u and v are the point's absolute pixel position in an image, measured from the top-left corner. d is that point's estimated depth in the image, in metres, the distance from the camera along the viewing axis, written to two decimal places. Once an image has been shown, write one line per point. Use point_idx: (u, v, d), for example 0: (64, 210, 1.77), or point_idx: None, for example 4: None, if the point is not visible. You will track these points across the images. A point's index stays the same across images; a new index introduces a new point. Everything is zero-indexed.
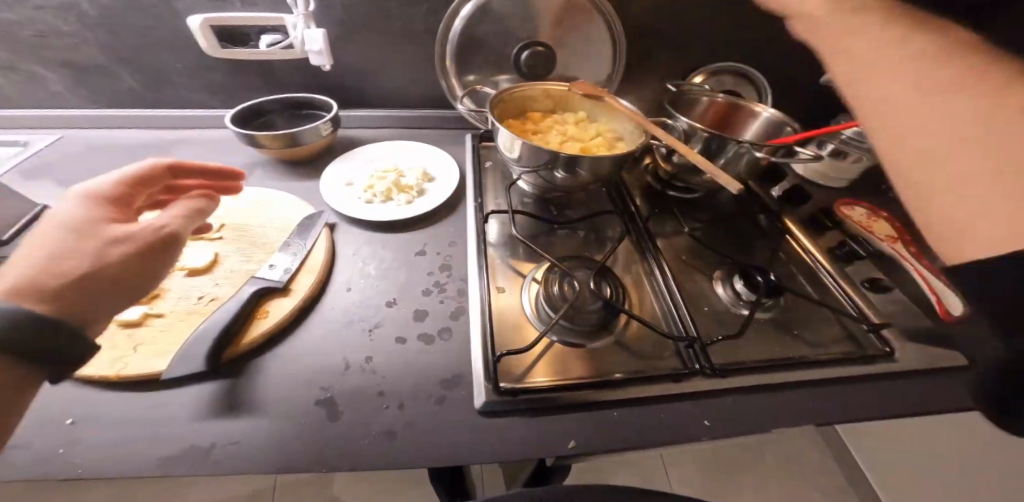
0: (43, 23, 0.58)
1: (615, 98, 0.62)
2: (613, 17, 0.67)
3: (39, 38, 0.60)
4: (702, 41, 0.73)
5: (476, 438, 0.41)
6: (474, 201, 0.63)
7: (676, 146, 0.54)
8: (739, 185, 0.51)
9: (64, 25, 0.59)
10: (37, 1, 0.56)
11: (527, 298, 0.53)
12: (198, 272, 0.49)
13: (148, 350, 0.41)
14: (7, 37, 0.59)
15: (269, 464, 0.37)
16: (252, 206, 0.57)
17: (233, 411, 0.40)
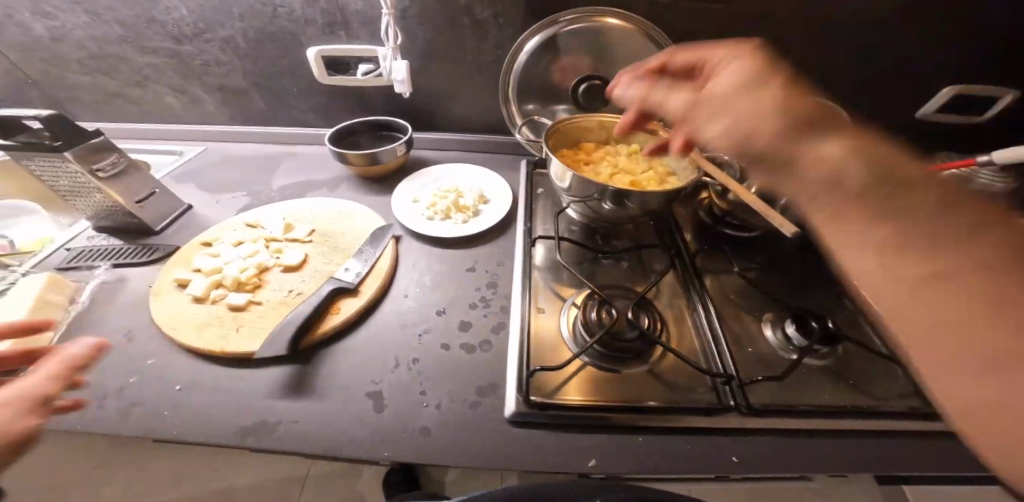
0: (210, 54, 0.71)
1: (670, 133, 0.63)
2: (674, 50, 0.69)
3: (205, 67, 0.73)
4: None
5: (504, 441, 0.45)
6: (524, 225, 0.68)
7: (729, 186, 0.53)
8: (795, 228, 0.49)
9: (224, 56, 0.72)
10: (209, 36, 0.69)
11: (565, 321, 0.56)
12: (292, 269, 0.58)
13: (247, 330, 0.50)
14: (183, 66, 0.73)
15: (328, 442, 0.44)
16: (337, 215, 0.67)
17: (301, 392, 0.48)
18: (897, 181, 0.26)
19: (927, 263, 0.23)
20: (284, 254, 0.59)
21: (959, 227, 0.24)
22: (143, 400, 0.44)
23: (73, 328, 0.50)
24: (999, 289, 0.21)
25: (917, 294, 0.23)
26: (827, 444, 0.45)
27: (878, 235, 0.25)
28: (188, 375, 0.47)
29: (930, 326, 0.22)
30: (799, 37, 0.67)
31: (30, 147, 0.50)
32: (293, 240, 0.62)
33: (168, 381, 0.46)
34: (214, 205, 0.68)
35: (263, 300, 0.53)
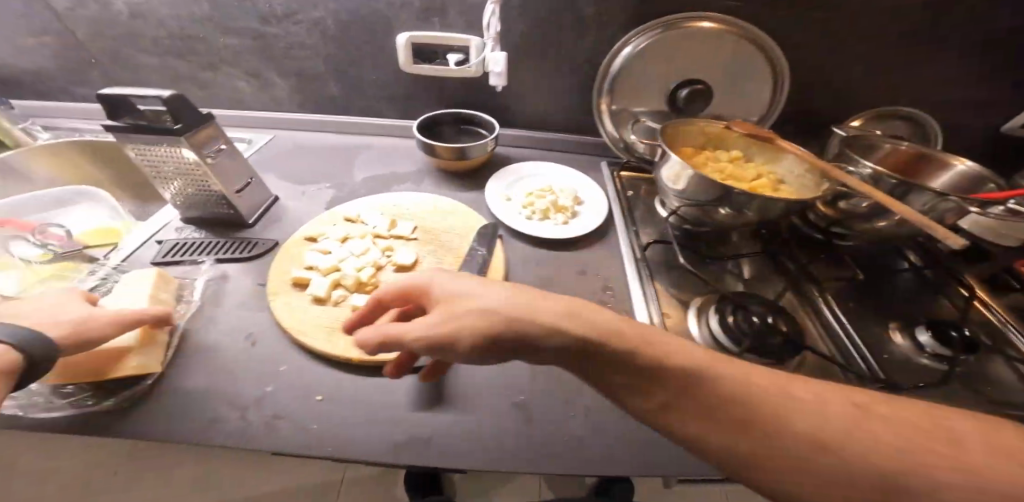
0: (296, 36, 0.67)
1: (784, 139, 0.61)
2: (781, 57, 0.68)
3: (287, 50, 0.69)
4: (869, 83, 0.71)
5: (665, 450, 0.44)
6: (628, 230, 0.68)
7: (874, 194, 0.52)
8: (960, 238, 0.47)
9: (310, 38, 0.68)
10: (298, 17, 0.65)
11: (697, 326, 0.55)
12: (404, 268, 0.55)
13: None
14: (265, 49, 0.69)
15: (487, 456, 0.42)
16: (437, 212, 0.63)
17: (444, 403, 0.46)
18: (454, 339, 0.33)
19: (763, 443, 0.28)
20: (395, 253, 0.55)
21: (814, 392, 0.30)
22: (287, 412, 0.41)
23: (191, 328, 0.45)
24: (775, 429, 0.28)
25: (824, 437, 0.27)
26: None
27: (673, 359, 0.31)
28: (328, 385, 0.45)
29: (796, 446, 0.27)
30: (899, 48, 0.67)
31: (144, 130, 0.45)
32: (399, 238, 0.58)
33: (309, 391, 0.43)
34: (301, 197, 0.64)
35: None
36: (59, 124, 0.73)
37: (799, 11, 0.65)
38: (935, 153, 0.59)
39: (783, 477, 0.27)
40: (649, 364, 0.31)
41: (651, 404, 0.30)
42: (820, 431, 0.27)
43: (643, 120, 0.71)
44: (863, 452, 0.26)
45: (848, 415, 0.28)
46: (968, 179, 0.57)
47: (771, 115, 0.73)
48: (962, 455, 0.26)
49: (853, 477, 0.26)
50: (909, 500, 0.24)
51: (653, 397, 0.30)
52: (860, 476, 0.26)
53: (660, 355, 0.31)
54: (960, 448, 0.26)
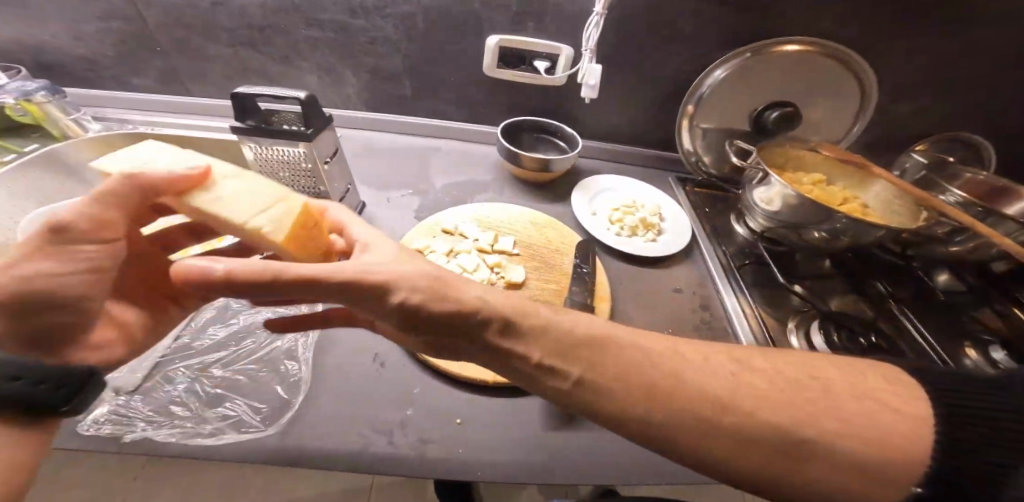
0: (379, 32, 0.63)
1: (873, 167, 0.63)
2: (873, 83, 0.70)
3: (367, 46, 0.65)
4: (937, 112, 0.74)
5: None
6: (711, 247, 0.68)
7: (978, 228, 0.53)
8: None
9: (394, 35, 0.64)
10: (384, 12, 0.61)
11: (797, 341, 0.55)
12: (515, 286, 0.53)
13: None
14: (344, 44, 0.64)
15: (630, 476, 0.41)
16: (532, 225, 0.62)
17: (576, 423, 0.44)
18: (432, 307, 0.31)
19: (713, 414, 0.28)
20: (507, 270, 0.53)
21: (698, 355, 0.31)
22: (431, 437, 0.41)
23: (319, 346, 0.46)
24: (682, 402, 0.29)
25: (672, 398, 0.29)
26: None
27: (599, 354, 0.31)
28: (462, 407, 0.44)
29: (701, 422, 0.28)
30: (971, 80, 0.70)
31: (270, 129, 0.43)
32: (503, 253, 0.56)
33: (446, 413, 0.43)
34: (388, 204, 0.61)
35: None
36: (107, 115, 0.68)
37: (889, 39, 0.66)
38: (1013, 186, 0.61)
39: (745, 456, 0.27)
40: (587, 349, 0.31)
41: (564, 384, 0.31)
42: (731, 394, 0.29)
43: (737, 142, 0.72)
44: (757, 407, 0.28)
45: (728, 374, 0.30)
46: None
47: (848, 137, 0.77)
48: (890, 418, 0.26)
49: (756, 438, 0.27)
50: (806, 452, 0.26)
51: (569, 377, 0.31)
52: (759, 435, 0.27)
53: (591, 333, 0.32)
54: (890, 412, 0.27)
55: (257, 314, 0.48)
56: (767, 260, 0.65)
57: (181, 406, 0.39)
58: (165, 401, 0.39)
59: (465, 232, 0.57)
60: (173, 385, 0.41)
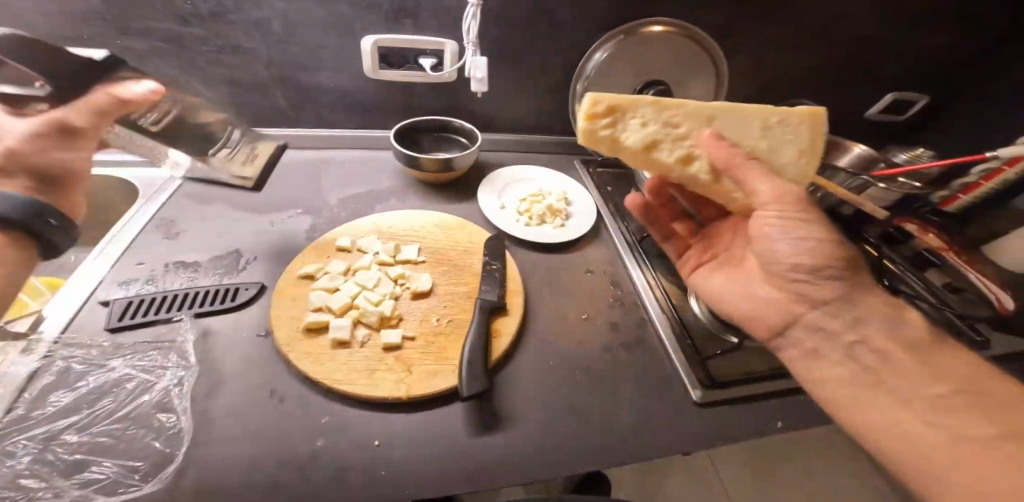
0: (230, 40, 0.57)
1: None
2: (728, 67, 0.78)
3: (218, 55, 0.58)
4: (786, 83, 0.85)
5: (709, 425, 0.48)
6: (617, 225, 0.71)
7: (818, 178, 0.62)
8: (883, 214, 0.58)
9: (249, 42, 0.57)
10: (231, 16, 0.55)
11: (697, 306, 0.60)
12: (423, 294, 0.51)
13: (424, 371, 0.44)
14: (189, 55, 0.57)
15: (554, 465, 0.42)
16: (437, 228, 0.60)
17: (500, 423, 0.45)
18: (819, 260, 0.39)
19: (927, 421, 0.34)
20: (412, 278, 0.51)
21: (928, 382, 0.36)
22: (349, 465, 0.38)
23: (199, 392, 0.39)
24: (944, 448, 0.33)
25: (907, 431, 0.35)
26: None
27: (823, 374, 0.41)
28: (381, 428, 0.41)
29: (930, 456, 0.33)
30: (808, 53, 0.81)
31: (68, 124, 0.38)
32: (407, 261, 0.54)
33: (363, 438, 0.40)
34: (272, 229, 0.56)
35: (415, 335, 0.47)
36: None
37: (732, 20, 0.73)
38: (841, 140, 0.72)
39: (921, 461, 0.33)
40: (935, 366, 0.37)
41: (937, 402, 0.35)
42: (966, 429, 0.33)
43: None
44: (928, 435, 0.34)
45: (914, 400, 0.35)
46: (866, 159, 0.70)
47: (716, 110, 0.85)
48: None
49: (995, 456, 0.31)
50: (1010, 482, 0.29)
51: (939, 391, 0.35)
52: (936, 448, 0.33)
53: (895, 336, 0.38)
54: None
55: (112, 371, 0.39)
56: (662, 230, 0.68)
57: (34, 478, 0.32)
58: (9, 478, 0.31)
59: (363, 245, 0.54)
60: (14, 460, 0.33)
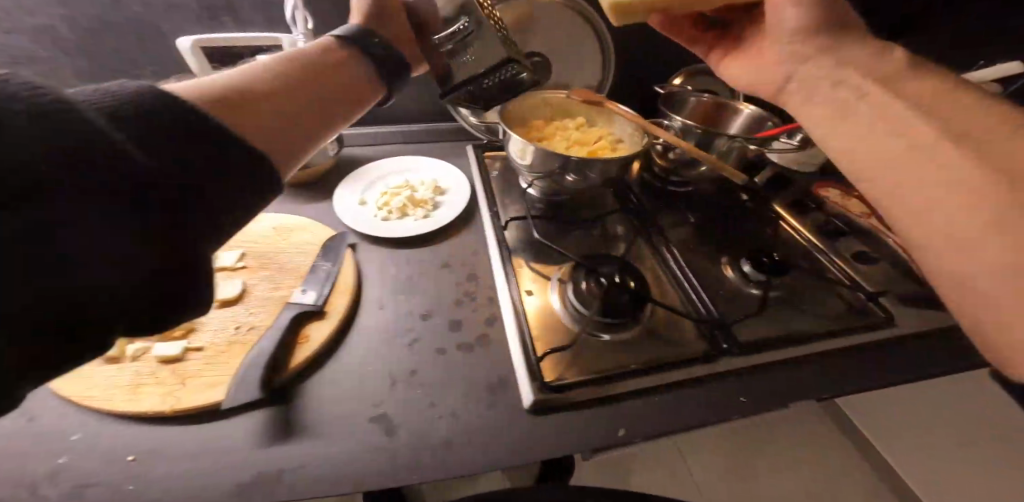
0: None
1: (614, 102, 0.66)
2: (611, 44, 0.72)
3: None
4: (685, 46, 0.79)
5: (532, 433, 0.45)
6: (490, 209, 0.66)
7: (681, 146, 0.60)
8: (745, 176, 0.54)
9: None
10: None
11: (555, 297, 0.56)
12: (229, 303, 0.50)
13: (199, 383, 0.43)
14: None
15: (343, 477, 0.39)
16: (268, 231, 0.57)
17: (293, 433, 0.42)
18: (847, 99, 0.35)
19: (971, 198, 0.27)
20: (217, 288, 0.50)
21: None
22: (96, 480, 0.36)
23: None
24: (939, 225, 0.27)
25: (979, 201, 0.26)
26: (810, 366, 0.51)
27: (882, 163, 0.32)
28: (145, 441, 0.39)
29: (976, 243, 0.25)
30: None
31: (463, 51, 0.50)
32: (219, 269, 0.52)
33: (121, 452, 0.38)
34: None
35: (202, 346, 0.46)
36: None
37: None
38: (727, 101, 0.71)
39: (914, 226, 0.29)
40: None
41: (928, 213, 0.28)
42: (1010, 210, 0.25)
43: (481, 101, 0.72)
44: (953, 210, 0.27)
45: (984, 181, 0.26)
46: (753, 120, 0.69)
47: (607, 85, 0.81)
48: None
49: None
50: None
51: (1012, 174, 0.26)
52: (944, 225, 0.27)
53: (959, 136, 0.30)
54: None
55: None
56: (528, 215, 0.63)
57: None
58: None
59: None
60: None
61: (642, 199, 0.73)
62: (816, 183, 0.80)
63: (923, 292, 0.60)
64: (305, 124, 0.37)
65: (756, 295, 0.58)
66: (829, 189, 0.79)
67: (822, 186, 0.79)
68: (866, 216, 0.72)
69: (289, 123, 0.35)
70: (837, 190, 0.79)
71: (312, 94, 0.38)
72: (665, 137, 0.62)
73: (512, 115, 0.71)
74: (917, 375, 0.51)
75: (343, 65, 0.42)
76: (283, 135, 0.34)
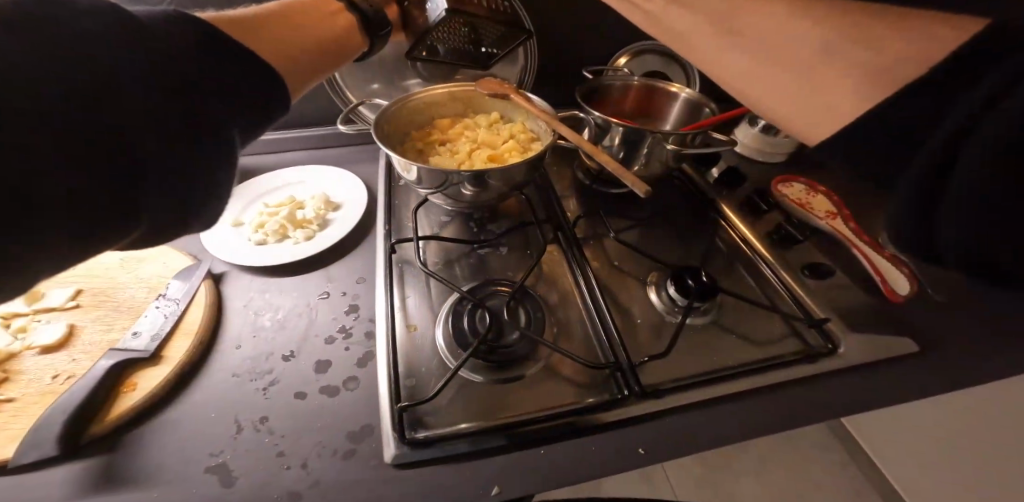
0: None
1: (521, 95, 0.60)
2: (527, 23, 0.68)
3: None
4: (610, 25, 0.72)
5: (389, 494, 0.38)
6: (384, 228, 0.59)
7: (582, 147, 0.51)
8: (645, 186, 0.44)
9: None
10: None
11: (441, 331, 0.49)
12: (52, 348, 0.45)
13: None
14: None
15: None
16: (117, 264, 0.52)
17: (109, 491, 0.36)
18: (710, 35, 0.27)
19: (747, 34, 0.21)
20: (34, 333, 0.45)
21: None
22: None
23: None
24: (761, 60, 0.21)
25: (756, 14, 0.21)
26: (728, 407, 0.45)
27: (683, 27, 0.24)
28: None
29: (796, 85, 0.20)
30: None
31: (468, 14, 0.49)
32: (47, 310, 0.47)
33: None
34: None
35: (15, 396, 0.41)
36: None
37: None
38: (661, 86, 0.66)
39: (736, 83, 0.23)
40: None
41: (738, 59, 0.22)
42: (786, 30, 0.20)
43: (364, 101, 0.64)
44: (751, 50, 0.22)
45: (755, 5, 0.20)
46: (691, 106, 0.64)
47: (528, 76, 0.74)
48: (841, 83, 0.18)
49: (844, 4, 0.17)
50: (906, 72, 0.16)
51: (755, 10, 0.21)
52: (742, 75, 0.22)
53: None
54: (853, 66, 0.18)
55: None
56: (414, 239, 0.55)
57: None
58: None
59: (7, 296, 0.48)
60: None
61: (568, 208, 0.66)
62: (775, 178, 0.70)
63: (876, 307, 0.53)
64: (307, 44, 0.42)
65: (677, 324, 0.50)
66: (793, 184, 0.69)
67: (785, 180, 0.69)
68: (828, 216, 0.63)
69: (295, 47, 0.40)
70: (802, 184, 0.69)
71: (297, 22, 0.42)
72: (568, 136, 0.54)
73: (411, 116, 0.62)
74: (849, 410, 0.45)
75: (343, 17, 0.48)
76: (297, 62, 0.40)
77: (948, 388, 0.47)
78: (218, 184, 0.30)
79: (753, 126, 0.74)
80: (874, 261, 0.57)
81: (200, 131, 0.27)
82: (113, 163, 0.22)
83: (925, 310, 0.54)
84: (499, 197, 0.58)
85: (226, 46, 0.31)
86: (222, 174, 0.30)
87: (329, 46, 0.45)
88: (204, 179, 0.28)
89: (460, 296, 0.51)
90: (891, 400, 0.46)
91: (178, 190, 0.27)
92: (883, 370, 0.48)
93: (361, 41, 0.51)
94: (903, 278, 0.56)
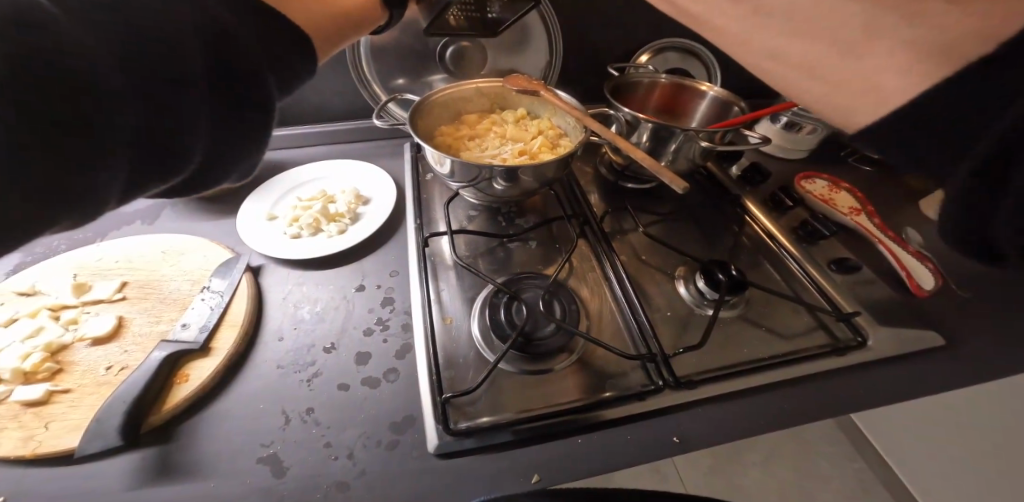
0: None
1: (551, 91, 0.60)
2: (553, 14, 0.67)
3: None
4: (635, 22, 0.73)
5: (435, 484, 0.39)
6: (414, 222, 0.60)
7: (617, 142, 0.52)
8: (682, 181, 0.45)
9: None
10: None
11: (477, 323, 0.51)
12: (104, 340, 0.46)
13: (62, 424, 0.39)
14: None
15: None
16: (159, 257, 0.53)
17: (168, 479, 0.38)
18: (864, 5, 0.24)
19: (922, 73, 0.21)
20: (87, 324, 0.46)
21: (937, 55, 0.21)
22: None
23: None
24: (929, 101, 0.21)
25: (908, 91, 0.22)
26: (757, 397, 0.46)
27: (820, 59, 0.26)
28: (9, 483, 0.37)
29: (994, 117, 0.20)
30: None
31: None
32: (95, 302, 0.49)
33: None
34: None
35: (72, 386, 0.42)
36: None
37: None
38: (688, 84, 0.66)
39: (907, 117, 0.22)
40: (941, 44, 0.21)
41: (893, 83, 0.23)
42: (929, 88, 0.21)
43: (395, 96, 0.65)
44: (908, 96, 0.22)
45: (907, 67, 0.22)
46: (718, 104, 0.65)
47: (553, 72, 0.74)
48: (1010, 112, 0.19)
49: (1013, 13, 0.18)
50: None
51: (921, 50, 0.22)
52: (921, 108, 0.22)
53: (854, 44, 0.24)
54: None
55: None
56: (448, 233, 0.57)
57: None
58: None
59: (54, 290, 0.49)
60: None
61: (593, 203, 0.66)
62: (797, 175, 0.71)
63: (900, 301, 0.54)
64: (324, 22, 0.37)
65: (709, 316, 0.52)
66: (815, 180, 0.70)
67: (807, 176, 0.70)
68: (851, 212, 0.65)
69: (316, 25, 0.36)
70: (824, 180, 0.70)
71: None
72: (599, 132, 0.54)
73: (439, 113, 0.63)
74: (876, 402, 0.46)
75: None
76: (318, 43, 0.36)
77: (972, 380, 0.48)
78: (246, 161, 0.31)
79: (775, 124, 0.74)
80: (899, 257, 0.58)
81: (239, 118, 0.28)
82: (155, 158, 0.24)
83: (948, 304, 0.55)
84: (531, 191, 0.58)
85: (269, 39, 0.30)
86: (250, 153, 0.31)
87: (343, 23, 0.40)
88: (234, 162, 0.30)
89: (495, 288, 0.52)
90: (915, 390, 0.47)
91: (212, 164, 0.28)
92: (909, 363, 0.49)
93: (377, 16, 0.47)
94: (928, 273, 0.57)
